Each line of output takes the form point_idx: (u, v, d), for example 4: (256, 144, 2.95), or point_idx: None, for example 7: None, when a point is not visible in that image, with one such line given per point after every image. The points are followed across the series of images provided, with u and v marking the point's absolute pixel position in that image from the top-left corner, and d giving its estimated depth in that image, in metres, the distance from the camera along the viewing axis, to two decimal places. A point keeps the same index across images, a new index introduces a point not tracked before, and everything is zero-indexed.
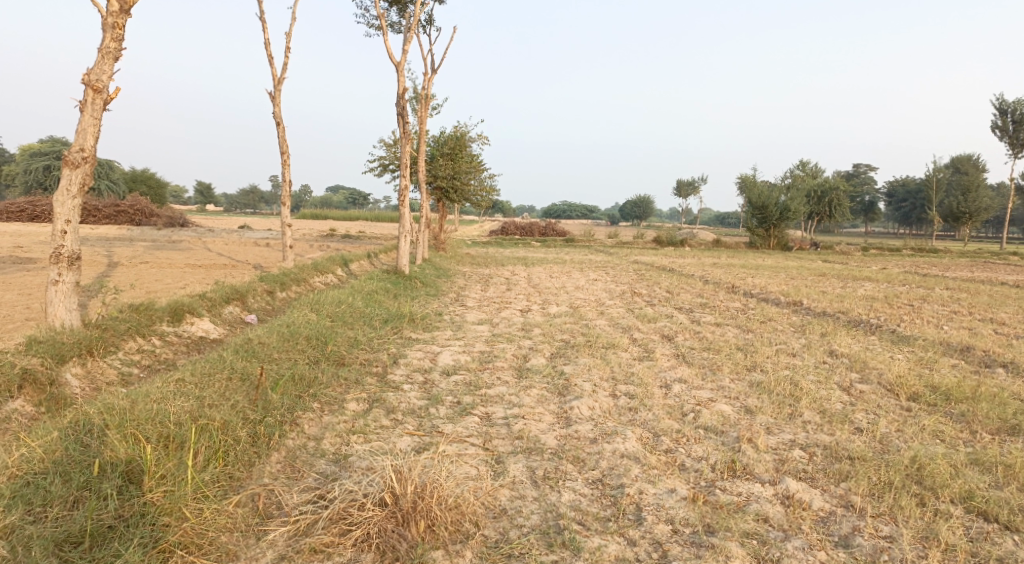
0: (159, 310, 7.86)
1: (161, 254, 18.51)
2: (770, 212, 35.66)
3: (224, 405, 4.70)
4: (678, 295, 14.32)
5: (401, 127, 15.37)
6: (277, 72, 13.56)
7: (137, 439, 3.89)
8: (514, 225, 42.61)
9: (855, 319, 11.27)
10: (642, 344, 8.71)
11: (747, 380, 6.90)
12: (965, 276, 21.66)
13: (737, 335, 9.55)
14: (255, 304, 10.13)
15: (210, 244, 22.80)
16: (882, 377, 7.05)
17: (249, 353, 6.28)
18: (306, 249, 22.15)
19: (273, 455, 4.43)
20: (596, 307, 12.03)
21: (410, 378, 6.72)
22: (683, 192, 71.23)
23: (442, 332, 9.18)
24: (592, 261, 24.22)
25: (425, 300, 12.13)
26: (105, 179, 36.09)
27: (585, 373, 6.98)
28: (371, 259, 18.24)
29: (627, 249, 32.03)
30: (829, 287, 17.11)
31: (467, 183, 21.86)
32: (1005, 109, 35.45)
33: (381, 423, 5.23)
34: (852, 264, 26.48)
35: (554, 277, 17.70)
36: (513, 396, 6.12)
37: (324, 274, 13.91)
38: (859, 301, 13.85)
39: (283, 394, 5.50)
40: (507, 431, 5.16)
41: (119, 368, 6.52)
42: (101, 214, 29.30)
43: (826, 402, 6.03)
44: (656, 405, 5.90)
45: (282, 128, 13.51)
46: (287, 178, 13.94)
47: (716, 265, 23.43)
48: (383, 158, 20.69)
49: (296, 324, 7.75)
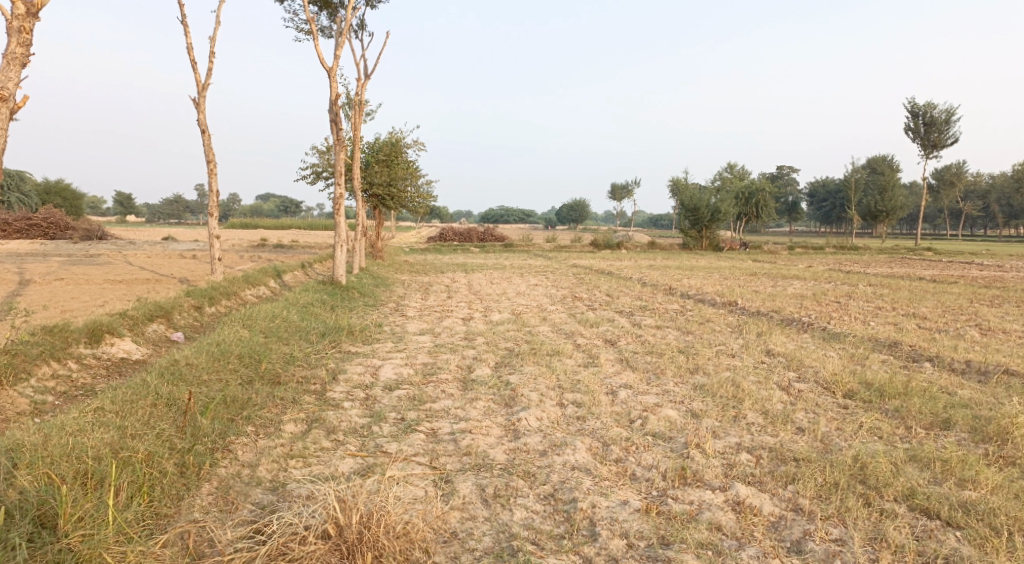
0: (74, 331, 7.29)
1: (77, 269, 17.37)
2: (702, 213, 36.71)
3: (148, 436, 4.34)
4: (618, 298, 14.46)
5: (335, 135, 14.97)
6: (201, 78, 12.95)
7: (50, 480, 3.52)
8: (452, 231, 42.35)
9: (788, 317, 11.65)
10: (586, 349, 8.70)
11: (691, 383, 6.97)
12: (885, 272, 22.84)
13: (679, 338, 9.68)
14: (182, 321, 9.57)
15: (131, 256, 21.62)
16: (818, 375, 7.27)
17: (175, 376, 5.87)
18: (236, 260, 21.28)
19: (204, 487, 4.11)
20: (538, 313, 12.00)
21: (350, 394, 6.46)
22: (618, 195, 72.57)
23: (383, 345, 8.91)
24: (532, 265, 24.29)
25: (364, 311, 11.79)
26: (15, 190, 33.77)
27: (531, 383, 6.89)
28: (306, 270, 17.68)
29: (565, 252, 32.27)
30: (761, 286, 17.70)
31: (404, 189, 21.52)
32: (917, 113, 37.73)
33: (321, 445, 4.98)
34: (781, 263, 27.54)
35: (495, 283, 17.62)
36: (459, 410, 5.97)
37: (256, 287, 13.35)
38: (790, 299, 14.35)
39: (213, 418, 5.15)
40: (454, 448, 5.00)
41: (31, 397, 5.96)
42: (10, 227, 27.35)
43: (768, 403, 6.15)
44: (604, 413, 5.87)
45: (207, 136, 12.90)
46: (214, 187, 13.31)
47: (653, 267, 23.90)
48: (316, 165, 20.12)
49: (227, 342, 7.33)
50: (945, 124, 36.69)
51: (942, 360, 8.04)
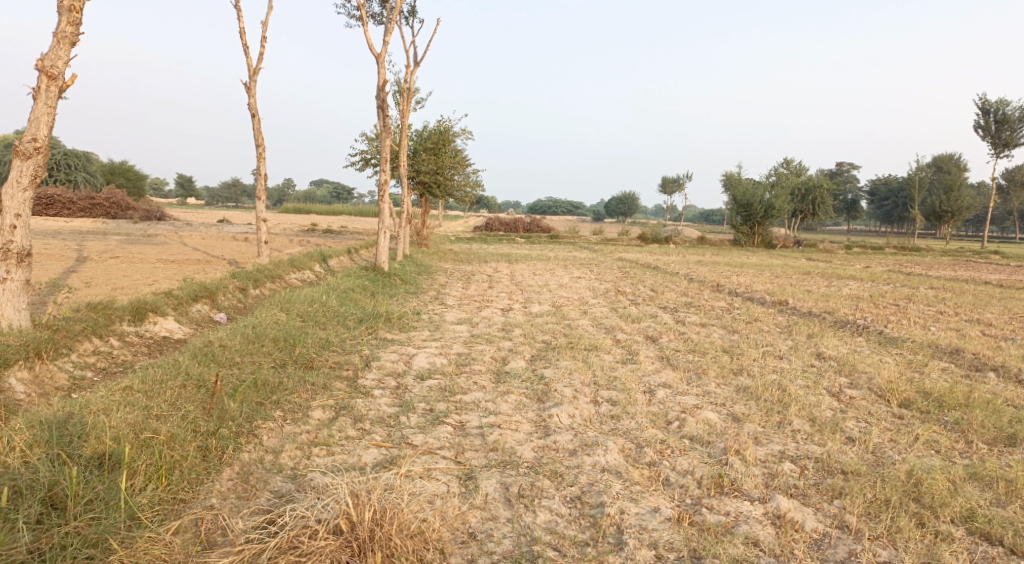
0: (119, 309, 7.45)
1: (134, 248, 17.95)
2: (755, 209, 35.58)
3: (173, 417, 4.34)
4: (662, 293, 14.08)
5: (382, 121, 14.96)
6: (252, 62, 13.11)
7: (66, 461, 3.56)
8: (498, 221, 42.33)
9: (842, 319, 11.07)
10: (626, 345, 8.43)
11: (734, 385, 6.65)
12: (948, 275, 21.68)
13: (724, 337, 9.31)
14: (226, 302, 9.71)
15: (186, 238, 22.24)
16: (873, 382, 6.83)
17: (208, 358, 5.89)
18: (285, 243, 21.67)
19: (225, 471, 4.07)
20: (579, 306, 11.74)
21: (382, 382, 6.38)
22: (668, 189, 71.29)
23: (419, 333, 8.83)
24: (576, 257, 23.96)
25: (404, 298, 11.76)
26: (83, 171, 35.23)
27: (565, 378, 6.67)
28: (351, 255, 17.85)
29: (611, 246, 31.79)
30: (813, 285, 17.02)
31: (450, 178, 21.48)
32: (988, 109, 35.68)
33: (347, 433, 4.89)
34: (836, 262, 26.45)
35: (537, 274, 17.41)
36: (489, 403, 5.81)
37: (300, 271, 13.50)
38: (845, 301, 13.68)
39: (242, 401, 5.14)
40: (481, 443, 4.84)
41: (71, 372, 6.11)
42: (75, 207, 28.50)
43: (816, 409, 5.79)
44: (640, 412, 5.62)
45: (257, 120, 13.05)
46: (262, 171, 13.48)
47: (700, 263, 23.28)
48: (364, 152, 20.26)
49: (263, 325, 7.35)
50: (1019, 122, 34.48)
51: (1009, 371, 7.47)
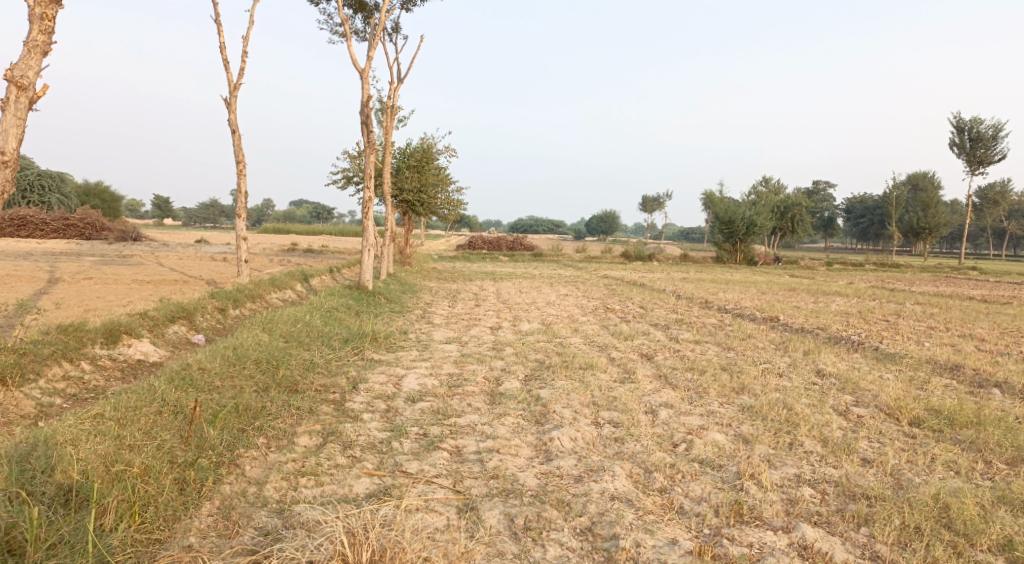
0: (91, 331, 7.05)
1: (108, 269, 17.41)
2: (737, 227, 35.78)
3: (148, 447, 3.98)
4: (652, 310, 13.88)
5: (366, 137, 14.70)
6: (232, 78, 12.82)
7: (26, 501, 3.20)
8: (480, 239, 42.13)
9: (835, 335, 10.96)
10: (621, 364, 8.20)
11: (738, 404, 6.41)
12: (931, 290, 21.82)
13: (720, 354, 9.11)
14: (204, 323, 9.32)
15: (163, 258, 21.74)
16: (878, 400, 6.65)
17: (185, 381, 5.51)
18: (265, 263, 21.18)
19: (204, 506, 3.72)
20: (569, 323, 11.49)
21: (371, 405, 6.06)
22: (648, 207, 71.72)
23: (407, 353, 8.51)
24: (561, 275, 23.77)
25: (390, 317, 11.43)
26: (57, 192, 34.44)
27: (563, 398, 6.40)
28: (333, 274, 17.48)
29: (595, 263, 31.71)
30: (801, 302, 16.97)
31: (434, 196, 21.25)
32: (962, 127, 36.40)
33: (336, 461, 4.56)
34: (820, 279, 26.58)
35: (524, 292, 17.16)
36: (485, 426, 5.52)
37: (282, 290, 13.12)
38: (835, 317, 13.61)
39: (222, 429, 4.79)
40: (480, 469, 4.55)
41: (38, 399, 5.69)
42: (48, 227, 27.76)
43: (826, 429, 5.59)
44: (644, 434, 5.36)
45: (237, 136, 12.73)
46: (242, 188, 13.14)
47: (686, 280, 23.21)
48: (346, 170, 19.97)
49: (244, 346, 6.98)
50: (993, 140, 35.28)
51: (1013, 387, 7.35)
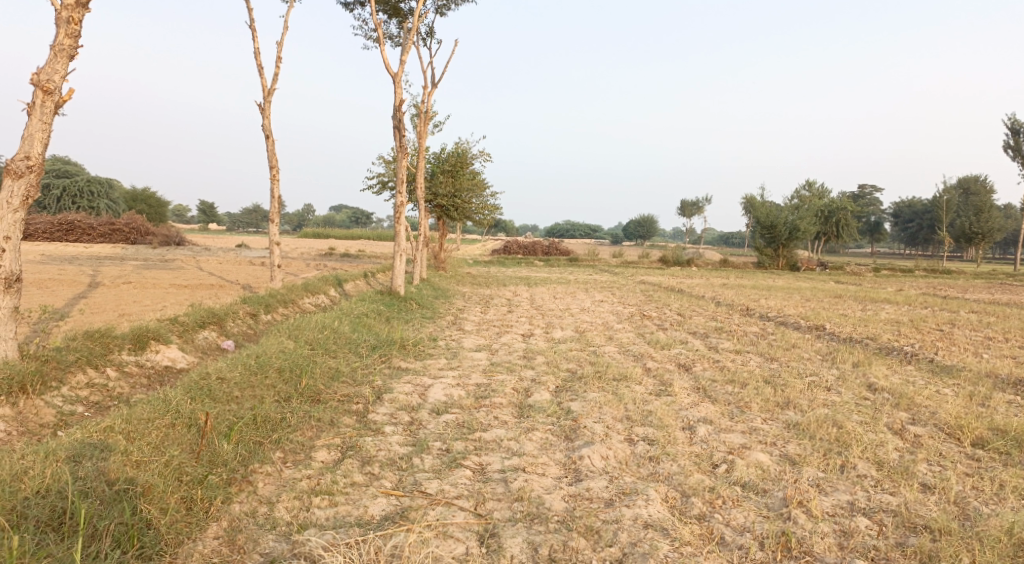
0: (118, 337, 7.02)
1: (149, 273, 17.73)
2: (780, 231, 34.75)
3: (154, 464, 3.84)
4: (690, 318, 13.41)
5: (398, 142, 14.61)
6: (267, 83, 12.85)
7: (12, 529, 3.10)
8: (516, 244, 41.95)
9: (886, 345, 10.35)
10: (657, 375, 7.82)
11: (782, 420, 5.99)
12: (987, 298, 20.71)
13: (762, 365, 8.65)
14: (235, 329, 9.26)
15: (203, 262, 22.04)
16: (937, 417, 6.14)
17: (203, 391, 5.36)
18: (302, 268, 21.31)
19: (210, 529, 3.60)
20: (603, 331, 11.13)
21: (394, 417, 5.83)
22: (687, 212, 70.47)
23: (435, 361, 8.28)
24: (597, 281, 23.35)
25: (420, 324, 11.24)
26: (105, 198, 35.49)
27: (595, 412, 6.07)
28: (368, 279, 17.47)
29: (632, 269, 31.15)
30: (847, 309, 16.25)
31: (468, 200, 21.08)
32: (1018, 128, 34.72)
33: (352, 478, 4.34)
34: (867, 285, 25.55)
35: (558, 298, 16.83)
36: (511, 441, 5.23)
37: (315, 295, 13.09)
38: (885, 326, 12.91)
39: (238, 442, 4.63)
40: (504, 490, 4.27)
41: (59, 407, 5.67)
42: (95, 232, 28.53)
43: (881, 451, 5.14)
44: (681, 454, 4.99)
45: (271, 141, 12.75)
46: (276, 193, 13.16)
47: (726, 286, 22.54)
48: (381, 174, 19.98)
49: (267, 354, 6.83)
50: None
51: None
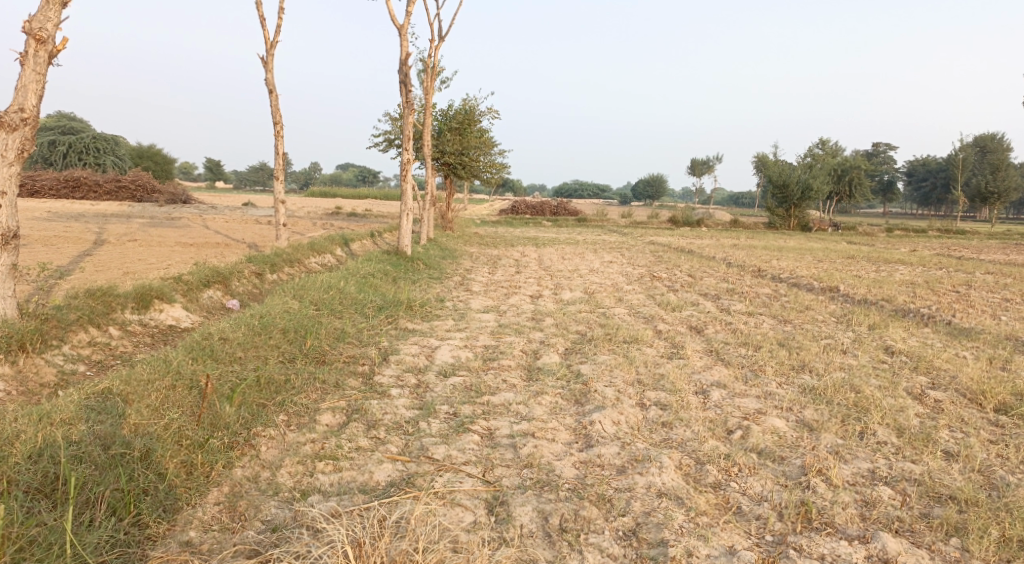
0: (121, 296, 6.90)
1: (155, 231, 17.60)
2: (792, 191, 34.15)
3: (153, 428, 3.73)
4: (701, 279, 13.20)
5: (405, 97, 14.20)
6: (269, 36, 12.45)
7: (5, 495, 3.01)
8: (524, 204, 41.53)
9: (902, 307, 10.12)
10: (669, 337, 7.66)
11: (798, 385, 5.84)
12: (1003, 259, 20.32)
13: (775, 327, 8.46)
14: (240, 288, 9.14)
15: (209, 221, 21.89)
16: (958, 382, 5.97)
17: (205, 352, 5.23)
18: (309, 227, 21.15)
19: (211, 494, 3.51)
20: (613, 292, 10.95)
21: (400, 380, 5.71)
22: (697, 171, 69.46)
23: (442, 322, 8.14)
24: (606, 241, 23.09)
25: (427, 284, 11.08)
26: (111, 154, 35.19)
27: (605, 375, 5.94)
28: (375, 239, 17.30)
29: (641, 229, 30.76)
30: (860, 270, 15.97)
31: (475, 159, 20.70)
32: None
33: (357, 443, 4.22)
34: (879, 246, 25.15)
35: (566, 259, 16.62)
36: (520, 405, 5.10)
37: (321, 255, 12.94)
38: (900, 287, 12.67)
39: (240, 405, 4.51)
40: (513, 456, 4.16)
41: (60, 366, 5.59)
42: (101, 190, 28.37)
43: (901, 416, 4.98)
44: (695, 419, 4.85)
45: (275, 97, 12.42)
46: (280, 150, 12.89)
47: (736, 247, 22.25)
48: (387, 132, 19.60)
49: (271, 314, 6.68)
50: None
51: None
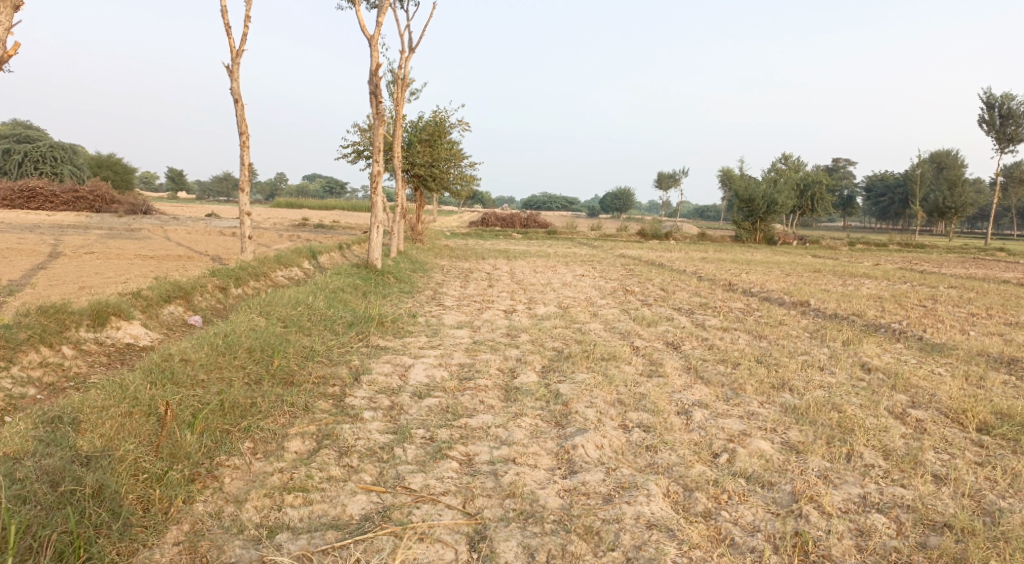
0: (75, 313, 6.51)
1: (114, 243, 16.98)
2: (758, 205, 34.68)
3: (106, 461, 3.43)
4: (674, 293, 13.18)
5: (375, 108, 13.96)
6: (235, 44, 12.12)
7: None
8: (494, 216, 41.43)
9: (872, 322, 10.21)
10: (647, 354, 7.55)
11: (779, 404, 5.76)
12: (962, 273, 20.85)
13: (751, 343, 8.43)
14: (203, 303, 8.77)
15: (171, 232, 21.22)
16: (937, 400, 5.97)
17: (164, 375, 4.90)
18: (275, 238, 20.64)
19: (170, 533, 3.24)
20: (587, 307, 10.83)
21: (373, 402, 5.47)
22: (664, 185, 70.25)
23: (415, 339, 7.91)
24: (577, 254, 23.05)
25: (399, 299, 10.82)
26: (68, 163, 34.03)
27: (585, 395, 5.77)
28: (343, 252, 16.94)
29: (611, 242, 30.83)
30: (828, 284, 16.16)
31: (446, 171, 20.50)
32: (993, 103, 34.90)
33: (329, 473, 3.98)
34: (844, 260, 25.62)
35: (539, 272, 16.49)
36: (499, 429, 4.90)
37: (288, 268, 12.57)
38: (869, 301, 12.82)
39: (202, 432, 4.22)
40: (495, 484, 3.96)
41: (8, 390, 5.19)
42: (58, 200, 27.39)
43: (886, 437, 4.93)
44: (679, 442, 4.72)
45: (240, 106, 12.07)
46: (246, 160, 12.52)
47: (706, 260, 22.40)
48: (357, 143, 19.30)
49: (236, 332, 6.35)
50: None
51: None
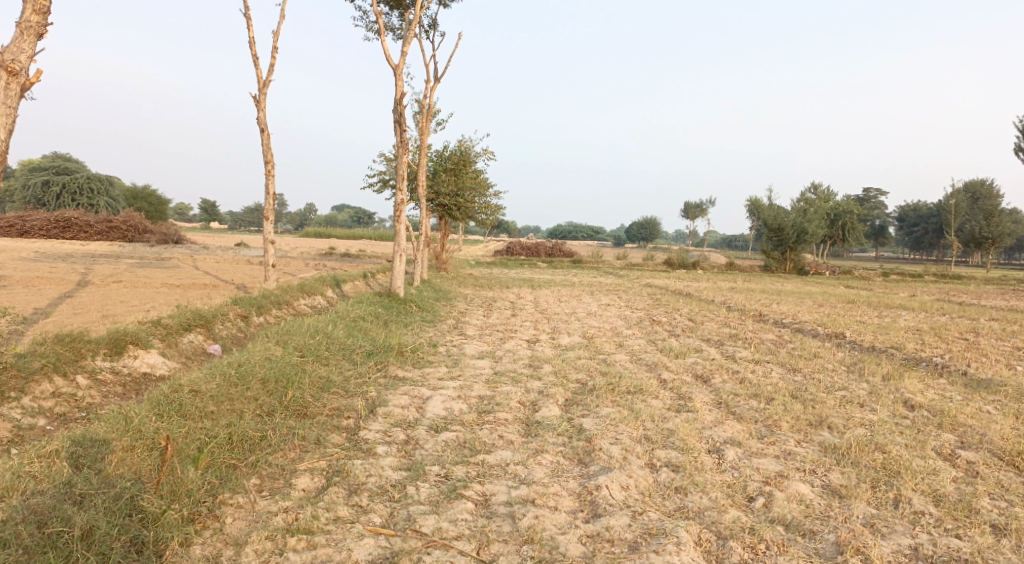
0: (92, 341, 6.45)
1: (143, 272, 17.18)
2: (787, 234, 34.08)
3: (100, 498, 3.39)
4: (702, 324, 12.81)
5: (399, 137, 14.02)
6: (262, 74, 12.30)
7: None
8: (519, 245, 41.38)
9: (912, 356, 9.74)
10: (675, 387, 7.23)
11: (818, 443, 5.40)
12: (1004, 304, 20.08)
13: (784, 377, 8.04)
14: (223, 332, 8.69)
15: (200, 261, 21.50)
16: (989, 441, 5.56)
17: (172, 407, 4.76)
18: (301, 267, 20.74)
19: None
20: (613, 338, 10.53)
21: (387, 436, 5.24)
22: (691, 214, 69.75)
23: (434, 370, 7.70)
24: (603, 283, 22.77)
25: (420, 328, 10.65)
26: (105, 195, 34.89)
27: (610, 431, 5.48)
28: (367, 280, 16.91)
29: (637, 271, 30.44)
30: (863, 316, 15.63)
31: (471, 200, 20.48)
32: None
33: (336, 513, 3.77)
34: (878, 290, 24.91)
35: (563, 302, 16.25)
36: (518, 466, 4.64)
37: (311, 296, 12.53)
38: (907, 334, 12.30)
39: (207, 468, 4.05)
40: (512, 528, 3.72)
41: (17, 421, 5.11)
42: (92, 230, 27.99)
43: (936, 481, 4.56)
44: (711, 483, 4.39)
45: (266, 135, 12.19)
46: (271, 189, 12.60)
47: (735, 290, 21.93)
48: (382, 172, 19.41)
49: (250, 362, 6.20)
50: None
51: None
